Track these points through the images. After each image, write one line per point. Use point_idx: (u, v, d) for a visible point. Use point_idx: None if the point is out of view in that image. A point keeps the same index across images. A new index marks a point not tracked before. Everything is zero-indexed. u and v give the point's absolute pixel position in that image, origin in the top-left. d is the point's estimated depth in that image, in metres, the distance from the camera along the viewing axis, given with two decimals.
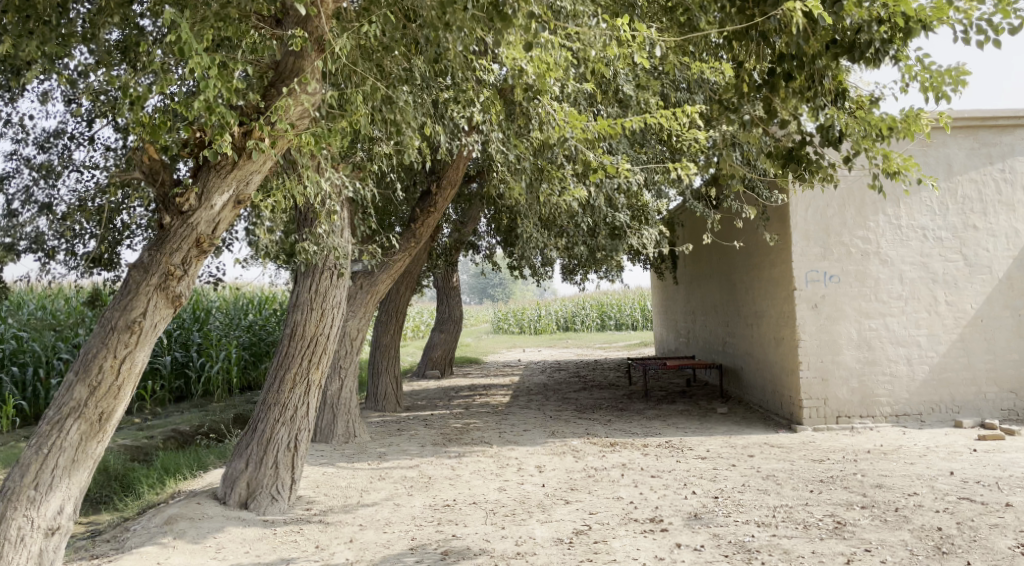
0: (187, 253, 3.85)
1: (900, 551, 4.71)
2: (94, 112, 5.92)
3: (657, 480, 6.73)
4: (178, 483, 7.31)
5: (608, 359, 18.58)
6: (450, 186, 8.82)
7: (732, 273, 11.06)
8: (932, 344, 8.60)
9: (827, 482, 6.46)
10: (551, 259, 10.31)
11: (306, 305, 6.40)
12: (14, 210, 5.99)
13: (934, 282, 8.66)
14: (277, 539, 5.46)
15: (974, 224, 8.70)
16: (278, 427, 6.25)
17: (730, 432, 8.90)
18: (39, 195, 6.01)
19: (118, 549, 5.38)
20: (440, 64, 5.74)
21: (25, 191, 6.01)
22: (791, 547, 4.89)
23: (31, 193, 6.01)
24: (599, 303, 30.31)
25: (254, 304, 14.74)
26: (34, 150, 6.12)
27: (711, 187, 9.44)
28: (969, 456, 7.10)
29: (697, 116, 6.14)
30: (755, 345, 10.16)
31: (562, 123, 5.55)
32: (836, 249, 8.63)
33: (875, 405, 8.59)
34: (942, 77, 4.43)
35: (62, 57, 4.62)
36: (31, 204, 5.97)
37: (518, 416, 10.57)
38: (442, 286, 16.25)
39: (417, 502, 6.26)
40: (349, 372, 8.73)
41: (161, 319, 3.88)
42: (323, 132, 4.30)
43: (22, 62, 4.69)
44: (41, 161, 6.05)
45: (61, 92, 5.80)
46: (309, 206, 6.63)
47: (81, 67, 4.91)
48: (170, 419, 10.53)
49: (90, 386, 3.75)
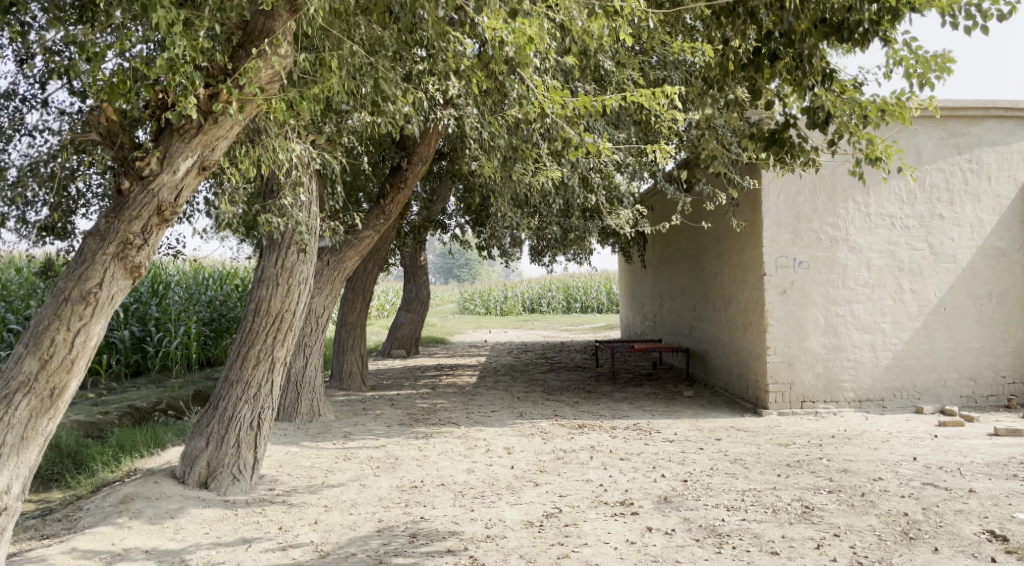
0: (148, 221, 3.64)
1: (868, 536, 4.73)
2: (47, 73, 5.58)
3: (626, 463, 6.70)
4: (134, 461, 7.07)
5: (575, 341, 18.61)
6: (421, 162, 8.61)
7: (700, 257, 11.08)
8: (896, 331, 8.71)
9: (794, 466, 6.49)
10: (521, 239, 10.20)
11: (271, 279, 6.19)
12: None
13: (900, 271, 8.75)
14: (238, 520, 5.30)
15: (940, 214, 8.80)
16: (241, 405, 6.06)
17: (697, 415, 8.94)
18: None
19: (70, 529, 5.16)
20: (415, 34, 5.54)
21: None
22: (761, 531, 4.88)
23: None
24: (565, 285, 30.35)
25: (213, 278, 14.33)
26: None
27: (683, 170, 9.40)
28: (931, 442, 7.21)
29: (676, 94, 5.95)
30: (723, 329, 10.19)
31: (542, 98, 5.39)
32: (806, 235, 8.66)
33: (839, 390, 8.68)
34: (928, 63, 4.39)
35: (11, 10, 4.32)
36: None
37: (486, 397, 10.49)
38: (409, 265, 16.03)
39: (384, 484, 6.13)
40: (314, 350, 8.54)
41: (119, 290, 3.66)
42: (294, 98, 4.10)
43: None
44: None
45: (12, 51, 5.44)
46: (276, 177, 6.40)
47: (33, 21, 4.60)
48: (126, 395, 10.22)
49: (41, 359, 3.52)
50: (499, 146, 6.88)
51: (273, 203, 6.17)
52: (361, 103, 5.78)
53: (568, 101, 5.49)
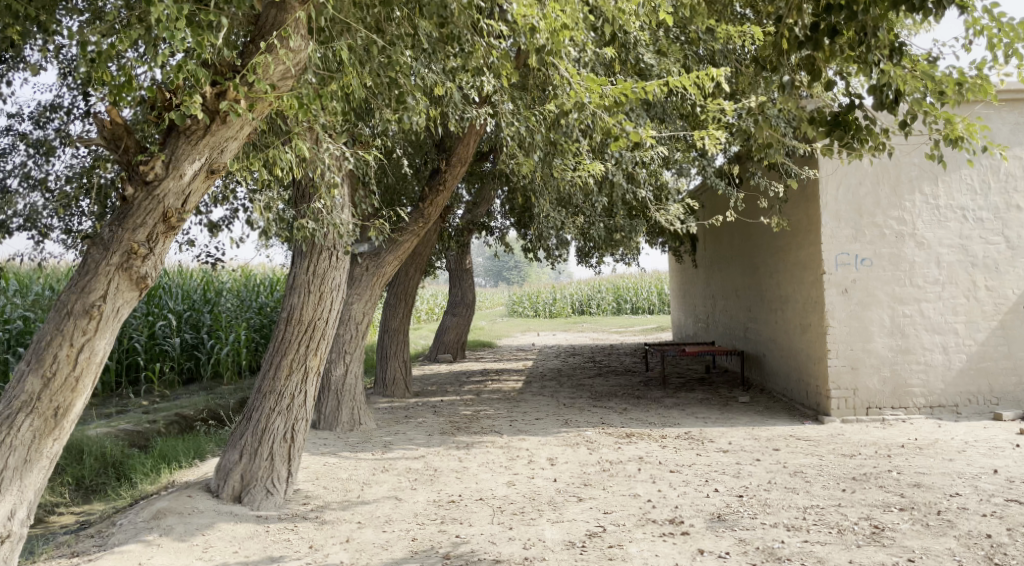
0: (153, 229, 3.54)
1: (947, 562, 4.26)
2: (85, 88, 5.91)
3: (676, 475, 6.31)
4: (173, 473, 6.98)
5: (624, 343, 18.16)
6: (460, 163, 8.36)
7: (755, 255, 10.55)
8: (970, 331, 8.08)
9: (860, 480, 6.00)
10: (566, 240, 9.86)
11: (303, 287, 5.99)
12: (10, 185, 6.04)
13: (973, 266, 8.11)
14: (269, 537, 5.11)
15: (1017, 204, 8.15)
16: (274, 417, 5.89)
17: (753, 423, 8.45)
18: (35, 170, 6.10)
19: (100, 546, 5.03)
20: (449, 28, 5.31)
21: (20, 165, 6.11)
22: (826, 555, 4.44)
23: (28, 168, 6.09)
24: (615, 286, 29.82)
25: (263, 284, 14.41)
26: (30, 125, 6.21)
27: (734, 164, 8.94)
28: (1012, 452, 6.61)
29: (723, 80, 5.42)
30: (779, 331, 9.67)
31: (578, 87, 5.02)
32: (869, 230, 8.11)
33: (908, 395, 8.10)
34: (1015, 30, 3.91)
35: (43, 25, 4.54)
36: (28, 179, 6.03)
37: (531, 403, 10.18)
38: (455, 269, 15.83)
39: (421, 498, 5.89)
40: (354, 357, 8.33)
41: (124, 303, 3.57)
42: (308, 94, 3.96)
43: (14, 33, 4.54)
44: (39, 138, 6.13)
45: (58, 65, 5.81)
46: (307, 180, 6.23)
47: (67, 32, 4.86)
48: (176, 402, 10.25)
49: (44, 377, 3.43)
50: (536, 142, 6.51)
51: (306, 206, 6.03)
52: (390, 101, 5.56)
53: (604, 90, 5.14)
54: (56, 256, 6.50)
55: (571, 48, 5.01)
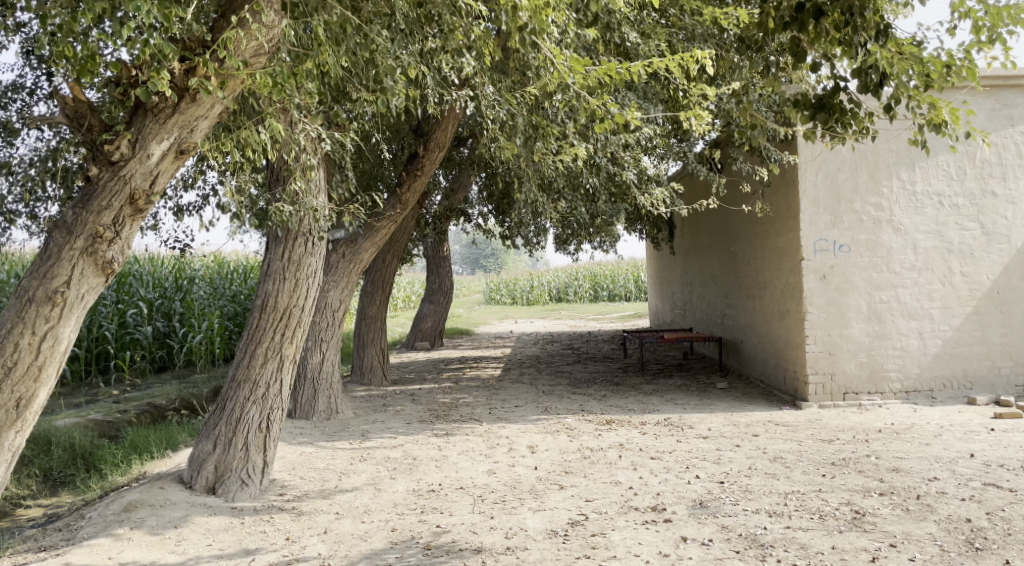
0: (119, 211, 3.41)
1: (929, 547, 4.26)
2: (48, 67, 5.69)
3: (657, 462, 6.29)
4: (145, 464, 6.81)
5: (602, 331, 18.18)
6: (438, 148, 8.24)
7: (734, 242, 10.54)
8: (946, 317, 8.15)
9: (839, 465, 6.02)
10: (545, 226, 9.78)
11: (277, 273, 5.84)
12: None
13: (949, 252, 8.17)
14: (244, 530, 4.98)
15: (992, 191, 8.21)
16: (248, 406, 5.76)
17: (732, 409, 8.46)
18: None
19: (69, 540, 4.87)
20: (427, 6, 5.17)
21: None
22: (809, 541, 4.43)
23: None
24: (592, 273, 29.85)
25: (237, 271, 14.16)
26: None
27: (714, 150, 8.91)
28: (987, 436, 6.68)
29: (709, 62, 5.34)
30: (758, 318, 9.69)
31: (561, 68, 4.91)
32: (847, 216, 8.13)
33: (884, 380, 8.15)
34: (1000, 13, 3.86)
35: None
36: None
37: (510, 391, 10.11)
38: (432, 256, 15.68)
39: (400, 488, 5.80)
40: (331, 345, 8.19)
41: (90, 289, 3.43)
42: (281, 72, 3.85)
43: None
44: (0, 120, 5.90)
45: (19, 43, 5.58)
46: (281, 163, 6.07)
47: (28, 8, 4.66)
48: (148, 391, 10.03)
49: (4, 367, 3.26)
50: (517, 126, 6.41)
51: (280, 190, 5.87)
52: (368, 82, 5.42)
53: (588, 71, 5.06)
54: (21, 242, 6.27)
55: (553, 30, 4.87)
